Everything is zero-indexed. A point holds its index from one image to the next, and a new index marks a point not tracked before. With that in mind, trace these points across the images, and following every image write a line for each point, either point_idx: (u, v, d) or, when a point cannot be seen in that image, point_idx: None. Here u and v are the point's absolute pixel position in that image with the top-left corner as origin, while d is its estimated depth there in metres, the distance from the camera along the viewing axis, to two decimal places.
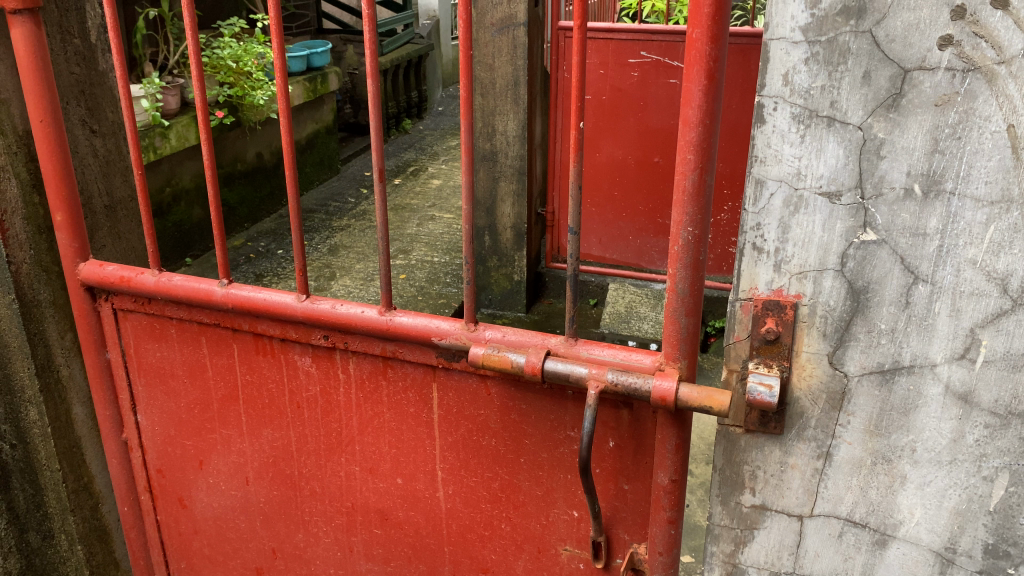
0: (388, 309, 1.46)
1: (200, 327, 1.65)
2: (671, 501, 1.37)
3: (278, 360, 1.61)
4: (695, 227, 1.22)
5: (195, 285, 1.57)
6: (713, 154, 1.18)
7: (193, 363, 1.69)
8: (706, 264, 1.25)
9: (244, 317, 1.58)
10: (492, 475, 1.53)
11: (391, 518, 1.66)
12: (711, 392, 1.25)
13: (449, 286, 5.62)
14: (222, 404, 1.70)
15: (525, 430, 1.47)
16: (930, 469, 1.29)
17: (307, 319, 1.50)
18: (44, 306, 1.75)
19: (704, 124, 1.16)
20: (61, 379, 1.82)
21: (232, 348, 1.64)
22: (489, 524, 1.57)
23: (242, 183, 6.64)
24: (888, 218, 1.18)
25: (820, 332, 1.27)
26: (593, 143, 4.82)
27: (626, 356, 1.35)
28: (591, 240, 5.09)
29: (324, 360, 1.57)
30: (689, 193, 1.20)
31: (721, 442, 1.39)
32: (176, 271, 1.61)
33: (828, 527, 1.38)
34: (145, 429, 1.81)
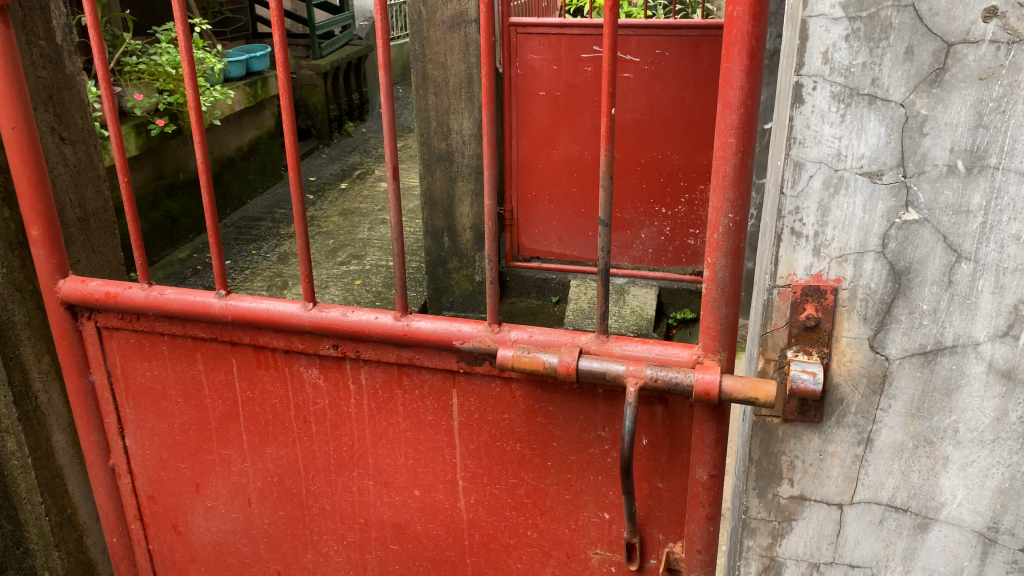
0: (405, 314, 1.39)
1: (194, 342, 1.55)
2: (710, 497, 1.33)
3: (282, 373, 1.52)
4: (736, 213, 1.18)
5: (190, 298, 1.47)
6: (755, 137, 1.14)
7: (187, 381, 1.59)
8: (745, 251, 1.21)
9: (245, 329, 1.50)
10: (517, 480, 1.47)
11: (408, 532, 1.58)
12: (756, 382, 1.22)
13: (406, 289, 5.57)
14: (221, 422, 1.61)
15: (552, 432, 1.41)
16: (972, 449, 1.28)
17: (316, 328, 1.43)
18: (19, 328, 1.62)
19: (745, 106, 1.13)
20: (40, 406, 1.70)
21: (231, 363, 1.55)
22: (515, 531, 1.51)
23: (186, 194, 6.45)
24: (930, 197, 1.16)
25: (861, 316, 1.24)
26: (548, 140, 4.80)
27: (662, 351, 1.31)
28: (551, 237, 5.06)
29: (332, 371, 1.49)
30: (730, 178, 1.17)
31: (757, 433, 1.35)
32: (167, 284, 1.51)
33: (868, 514, 1.36)
34: (134, 453, 1.70)
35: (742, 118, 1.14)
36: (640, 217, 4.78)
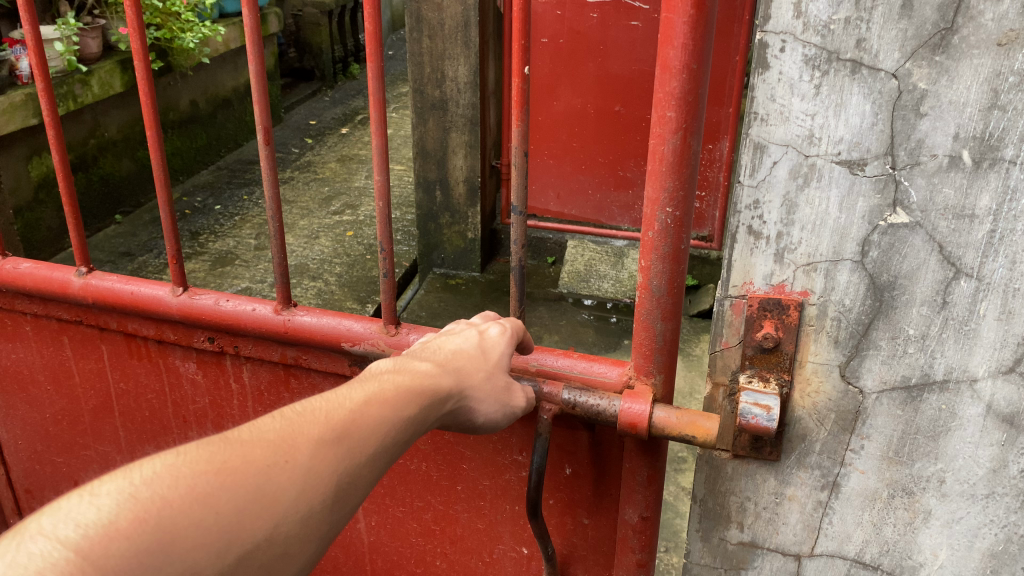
0: (286, 307, 1.15)
1: (60, 325, 1.33)
2: (640, 542, 1.10)
3: (156, 365, 1.31)
4: (677, 207, 0.93)
5: (46, 274, 1.25)
6: (703, 111, 0.89)
7: (55, 367, 1.38)
8: (688, 253, 0.97)
9: (110, 313, 1.27)
10: (423, 504, 1.27)
11: None
12: (695, 418, 0.99)
13: (399, 243, 5.45)
14: (94, 416, 1.40)
15: (461, 453, 1.20)
16: (960, 504, 1.04)
17: (186, 318, 1.20)
18: None
19: (690, 70, 0.87)
20: None
21: (101, 350, 1.33)
22: (422, 560, 1.33)
23: (177, 133, 6.21)
24: (926, 195, 0.90)
25: (831, 339, 1.00)
26: (548, 91, 4.50)
27: (587, 367, 1.10)
28: (548, 194, 4.81)
29: (212, 366, 1.28)
30: (669, 163, 0.92)
31: (703, 469, 1.12)
32: (23, 256, 1.29)
33: (831, 569, 1.13)
34: (6, 444, 1.50)
35: (686, 85, 0.88)
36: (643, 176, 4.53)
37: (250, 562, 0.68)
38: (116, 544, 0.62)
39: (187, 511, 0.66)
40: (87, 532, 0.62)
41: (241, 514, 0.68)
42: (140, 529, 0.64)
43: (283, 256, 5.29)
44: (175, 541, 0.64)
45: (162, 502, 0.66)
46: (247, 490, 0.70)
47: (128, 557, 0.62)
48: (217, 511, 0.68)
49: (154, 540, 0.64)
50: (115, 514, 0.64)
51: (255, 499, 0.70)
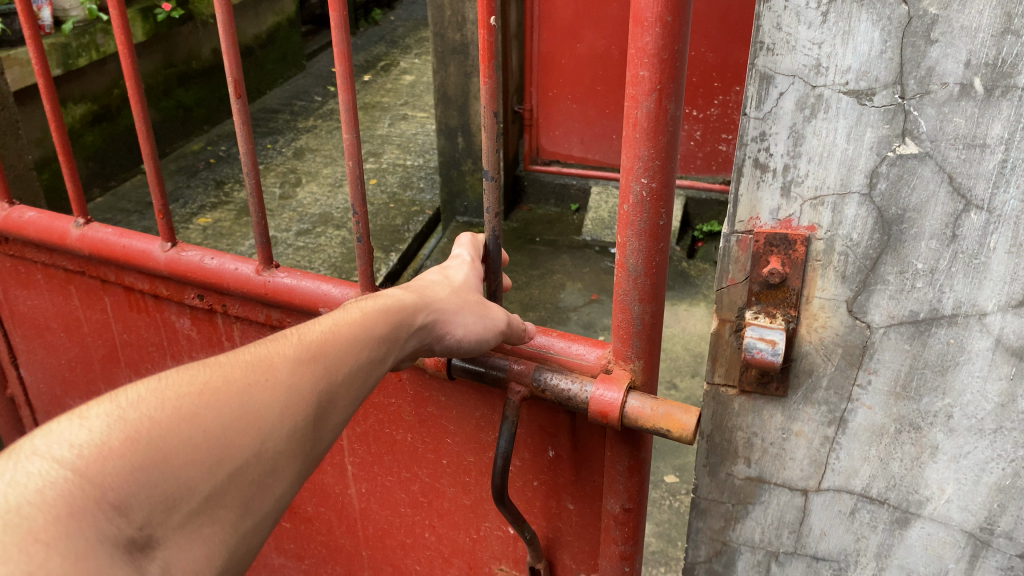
0: (267, 269, 1.35)
1: (66, 274, 1.62)
2: (623, 531, 1.23)
3: (155, 318, 1.57)
4: (653, 178, 0.98)
5: (50, 225, 1.52)
6: (679, 71, 0.92)
7: (67, 316, 1.68)
8: (666, 232, 1.03)
9: (108, 267, 1.54)
10: (411, 476, 1.50)
11: (298, 512, 1.71)
12: (670, 411, 1.07)
13: (422, 191, 5.48)
14: (103, 363, 1.71)
15: (445, 428, 1.40)
16: (967, 439, 1.04)
17: (171, 271, 1.43)
18: None
19: (665, 22, 0.89)
20: None
21: (106, 302, 1.61)
22: (412, 531, 1.57)
23: (200, 82, 6.20)
24: (935, 125, 0.89)
25: (838, 274, 0.99)
26: (573, 33, 4.53)
27: (567, 348, 1.19)
28: (572, 139, 4.84)
29: (204, 321, 1.51)
30: (644, 126, 0.96)
31: (709, 404, 1.13)
32: (30, 208, 1.57)
33: (837, 503, 1.14)
34: (30, 383, 1.84)
35: (661, 41, 0.90)
36: None
37: (242, 478, 0.72)
38: (111, 461, 0.65)
39: (178, 427, 0.69)
40: (78, 452, 0.65)
41: (229, 431, 0.72)
42: (131, 447, 0.66)
43: (307, 204, 5.34)
44: (164, 461, 0.67)
45: (147, 421, 0.68)
46: (231, 407, 0.74)
47: (121, 474, 0.65)
48: (202, 431, 0.71)
49: (146, 455, 0.67)
50: (105, 433, 0.66)
51: (240, 415, 0.74)
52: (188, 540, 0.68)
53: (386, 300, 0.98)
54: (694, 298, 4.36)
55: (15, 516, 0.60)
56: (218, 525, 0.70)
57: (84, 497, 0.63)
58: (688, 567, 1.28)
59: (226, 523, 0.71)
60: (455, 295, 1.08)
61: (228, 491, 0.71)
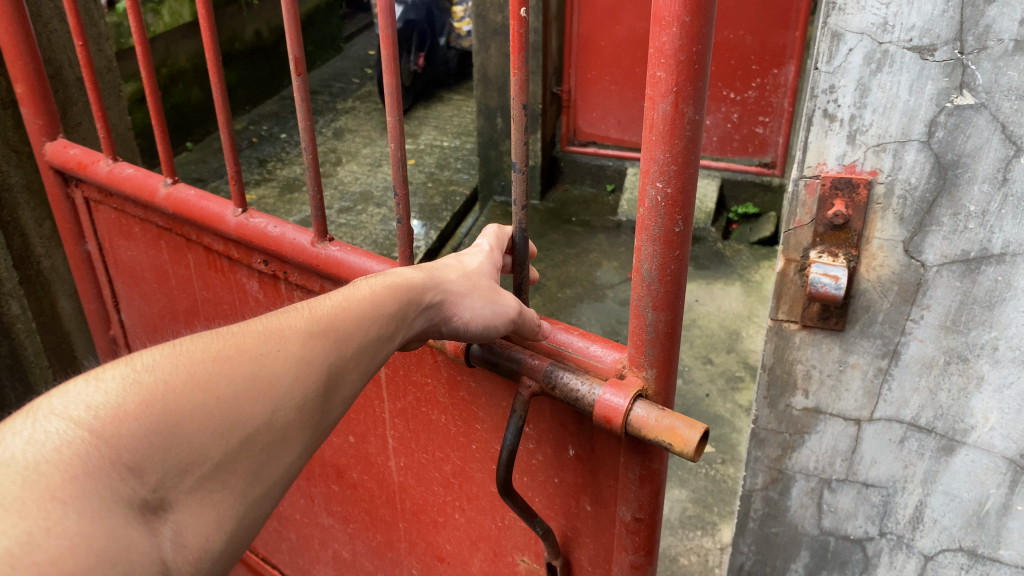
0: (321, 241, 1.44)
1: (158, 230, 1.75)
2: (632, 532, 1.29)
3: (229, 279, 1.68)
4: (668, 183, 0.99)
5: (144, 182, 1.66)
6: (697, 73, 0.92)
7: (158, 268, 1.82)
8: (683, 239, 1.03)
9: (191, 226, 1.66)
10: (444, 456, 1.60)
11: (346, 476, 1.88)
12: (674, 425, 1.08)
13: (459, 172, 5.60)
14: (187, 315, 1.84)
15: (475, 413, 1.48)
16: (1011, 370, 1.13)
17: (240, 234, 1.54)
18: (17, 191, 2.12)
19: (682, 21, 0.89)
20: (43, 268, 2.24)
21: (190, 259, 1.74)
22: (445, 510, 1.68)
23: (244, 63, 6.36)
24: (991, 78, 0.98)
25: (897, 216, 1.09)
26: (613, 16, 4.68)
27: (586, 348, 1.22)
28: (609, 121, 5.00)
29: (269, 286, 1.61)
30: (660, 129, 0.96)
31: (772, 339, 1.24)
32: (129, 164, 1.71)
33: (888, 432, 1.25)
34: (127, 326, 2.00)
35: (680, 40, 0.91)
36: None
37: (253, 445, 0.80)
38: (125, 424, 0.72)
39: (191, 393, 0.76)
40: (94, 414, 0.72)
41: (239, 401, 0.80)
42: (146, 411, 0.73)
43: (348, 183, 5.49)
44: (177, 426, 0.74)
45: (162, 386, 0.75)
46: (243, 377, 0.81)
47: (137, 437, 0.72)
48: (214, 399, 0.78)
49: (159, 419, 0.74)
50: (122, 396, 0.73)
51: (249, 385, 0.81)
52: (200, 501, 0.75)
53: (395, 279, 1.03)
54: (729, 278, 4.47)
55: (33, 474, 0.67)
56: (227, 490, 0.77)
57: (99, 457, 0.69)
58: (744, 496, 1.40)
59: (236, 488, 0.78)
60: (464, 278, 1.12)
61: (238, 459, 0.78)
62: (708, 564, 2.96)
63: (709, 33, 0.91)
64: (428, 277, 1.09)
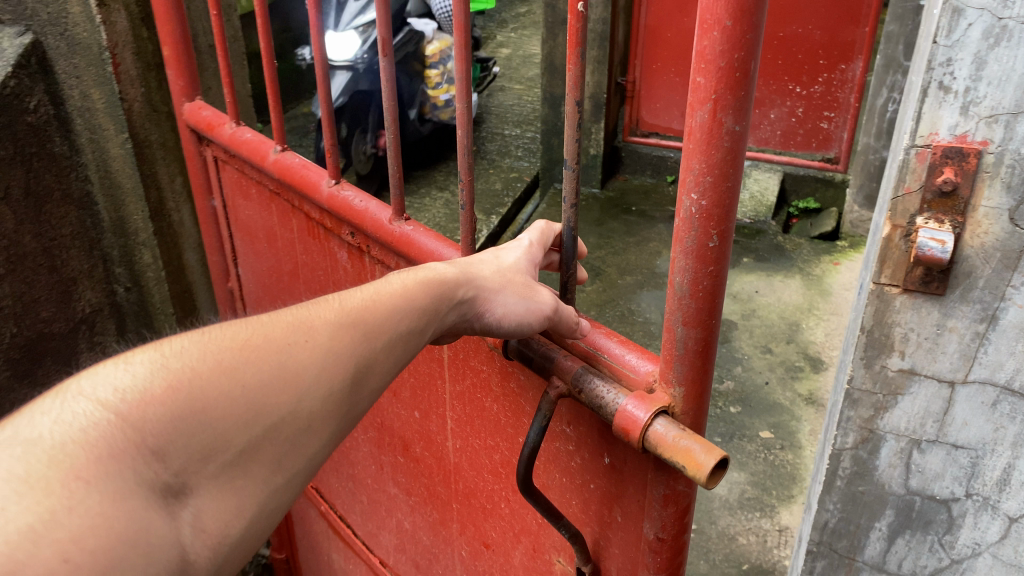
0: (398, 219, 1.49)
1: (270, 193, 1.87)
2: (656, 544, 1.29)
3: (324, 246, 1.78)
4: (703, 196, 1.00)
5: (259, 147, 1.78)
6: (738, 82, 0.92)
7: (269, 229, 1.94)
8: (715, 253, 1.04)
9: (294, 194, 1.77)
10: (494, 445, 1.63)
11: (411, 449, 1.97)
12: (690, 450, 1.07)
13: (519, 159, 5.69)
14: (290, 276, 1.95)
15: (523, 405, 1.49)
16: None
17: (330, 205, 1.62)
18: (155, 146, 2.44)
19: (725, 28, 0.89)
20: (173, 218, 2.58)
21: (295, 224, 1.84)
22: (493, 498, 1.71)
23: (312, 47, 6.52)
24: None
25: (1004, 185, 1.16)
26: (682, 7, 4.73)
27: (622, 357, 1.23)
28: (673, 112, 5.06)
29: (356, 258, 1.68)
30: (699, 137, 0.97)
31: (873, 303, 1.31)
32: (249, 128, 1.84)
33: (981, 395, 1.31)
34: (243, 279, 2.16)
35: (722, 47, 0.90)
36: (771, 95, 4.83)
37: (274, 433, 0.93)
38: (151, 409, 0.84)
39: (215, 380, 0.89)
40: (122, 398, 0.84)
41: (263, 391, 0.93)
42: (171, 398, 0.86)
43: (411, 167, 5.62)
44: (198, 413, 0.87)
45: (187, 374, 0.88)
46: (267, 370, 0.94)
47: (160, 422, 0.85)
48: (237, 387, 0.91)
49: (183, 405, 0.87)
50: (149, 381, 0.86)
51: (273, 377, 0.94)
52: (219, 482, 0.88)
53: (432, 274, 1.15)
54: (789, 271, 4.49)
55: (62, 453, 0.79)
56: (246, 475, 0.90)
57: (125, 440, 0.82)
58: (834, 454, 1.47)
59: (255, 472, 0.91)
60: (499, 274, 1.21)
61: (257, 445, 0.91)
62: (767, 545, 3.02)
63: (754, 42, 0.90)
64: (461, 274, 1.19)
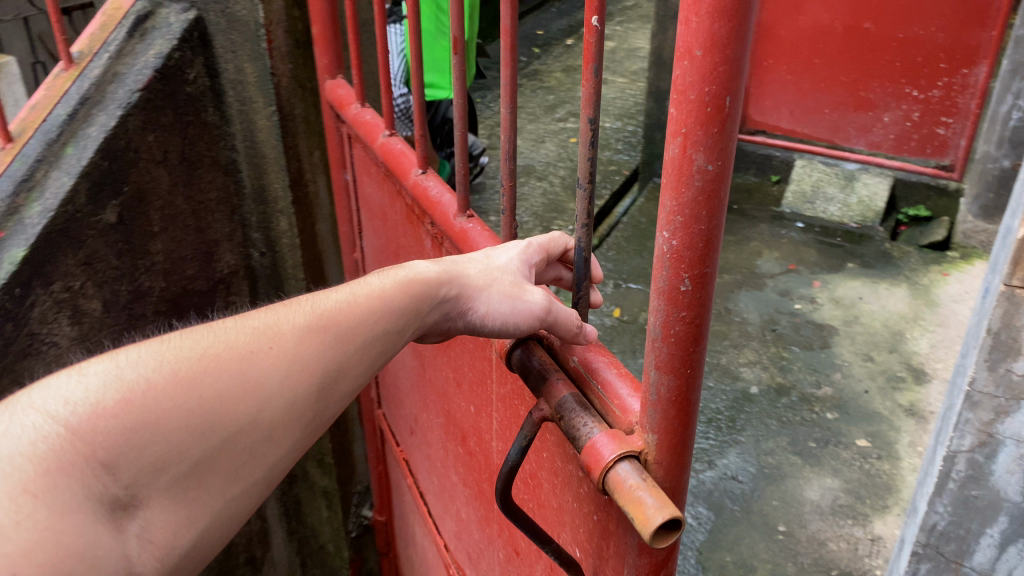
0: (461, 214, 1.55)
1: (383, 175, 1.97)
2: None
3: (415, 232, 1.84)
4: (674, 236, 0.96)
5: (372, 130, 1.89)
6: (711, 120, 0.86)
7: (382, 208, 2.05)
8: (691, 297, 1.00)
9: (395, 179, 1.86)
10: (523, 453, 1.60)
11: (469, 443, 2.01)
12: (641, 501, 1.04)
13: (621, 152, 5.73)
14: (394, 254, 2.05)
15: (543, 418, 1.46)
16: None
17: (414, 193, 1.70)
18: (297, 119, 2.65)
19: (694, 58, 0.83)
20: (308, 187, 2.80)
21: (399, 206, 1.92)
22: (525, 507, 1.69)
23: None
24: None
25: None
26: (797, 5, 4.70)
27: (615, 391, 1.23)
28: (782, 111, 5.07)
29: (435, 248, 1.74)
30: (672, 171, 0.92)
31: (1002, 305, 1.30)
32: (369, 110, 1.95)
33: None
34: (365, 253, 2.27)
35: (695, 81, 0.85)
36: (886, 98, 4.70)
37: (235, 444, 0.98)
38: (102, 423, 0.89)
39: (175, 389, 0.95)
40: (71, 410, 0.89)
41: (226, 401, 0.98)
42: (124, 412, 0.91)
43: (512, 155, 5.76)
44: (155, 424, 0.92)
45: (140, 383, 0.93)
46: (230, 380, 1.00)
47: (113, 434, 0.89)
48: (195, 396, 0.96)
49: (136, 418, 0.91)
50: (101, 393, 0.91)
51: (238, 385, 1.00)
52: (173, 495, 0.93)
53: (417, 274, 1.26)
54: (895, 279, 4.38)
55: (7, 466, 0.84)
56: (201, 486, 0.95)
57: (75, 453, 0.87)
58: (949, 457, 1.46)
59: (212, 483, 0.96)
60: (485, 273, 1.32)
61: (216, 454, 0.97)
62: (858, 553, 2.98)
63: (730, 80, 0.84)
64: (445, 274, 1.30)
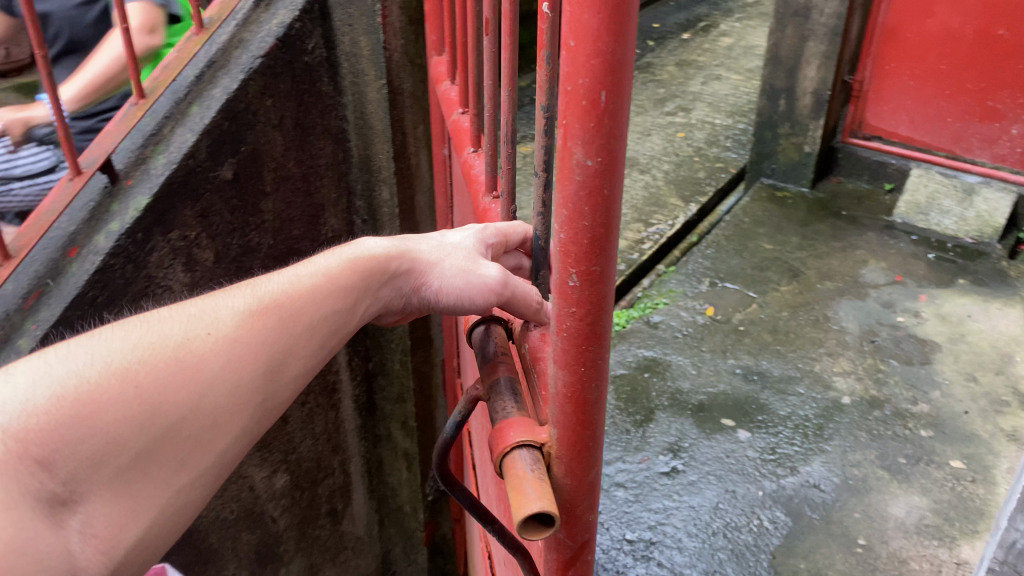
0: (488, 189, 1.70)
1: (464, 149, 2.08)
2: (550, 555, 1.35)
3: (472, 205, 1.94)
4: (563, 230, 1.11)
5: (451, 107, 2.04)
6: (590, 120, 0.99)
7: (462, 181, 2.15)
8: (576, 292, 1.15)
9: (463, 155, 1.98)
10: None
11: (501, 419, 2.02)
12: (521, 487, 1.22)
13: (728, 150, 5.68)
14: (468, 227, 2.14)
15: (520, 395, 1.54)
16: None
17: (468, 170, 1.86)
18: (406, 95, 2.76)
19: (570, 56, 0.96)
20: (412, 161, 2.93)
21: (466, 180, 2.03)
22: None
23: None
24: None
25: None
26: (926, 8, 4.53)
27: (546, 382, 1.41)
28: (901, 117, 4.90)
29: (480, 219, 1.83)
30: (561, 169, 1.07)
31: None
32: (455, 89, 2.09)
33: None
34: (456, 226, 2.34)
35: (573, 85, 0.98)
36: (1016, 109, 4.47)
37: (174, 430, 1.20)
38: (45, 422, 1.08)
39: (117, 388, 1.15)
40: (18, 416, 1.07)
41: (162, 394, 1.19)
42: (66, 407, 1.11)
43: None
44: (97, 419, 1.12)
45: (79, 385, 1.13)
46: (165, 377, 1.21)
47: (58, 431, 1.09)
48: (132, 392, 1.16)
49: (81, 415, 1.11)
50: (38, 392, 1.10)
51: (174, 378, 1.22)
52: (118, 478, 1.14)
53: (366, 256, 1.54)
54: (1009, 299, 4.18)
55: None
56: (145, 469, 1.17)
57: (24, 452, 1.06)
58: None
59: (154, 466, 1.18)
60: (438, 251, 1.59)
61: (157, 440, 1.18)
62: None
63: (605, 90, 0.97)
64: (397, 256, 1.57)
